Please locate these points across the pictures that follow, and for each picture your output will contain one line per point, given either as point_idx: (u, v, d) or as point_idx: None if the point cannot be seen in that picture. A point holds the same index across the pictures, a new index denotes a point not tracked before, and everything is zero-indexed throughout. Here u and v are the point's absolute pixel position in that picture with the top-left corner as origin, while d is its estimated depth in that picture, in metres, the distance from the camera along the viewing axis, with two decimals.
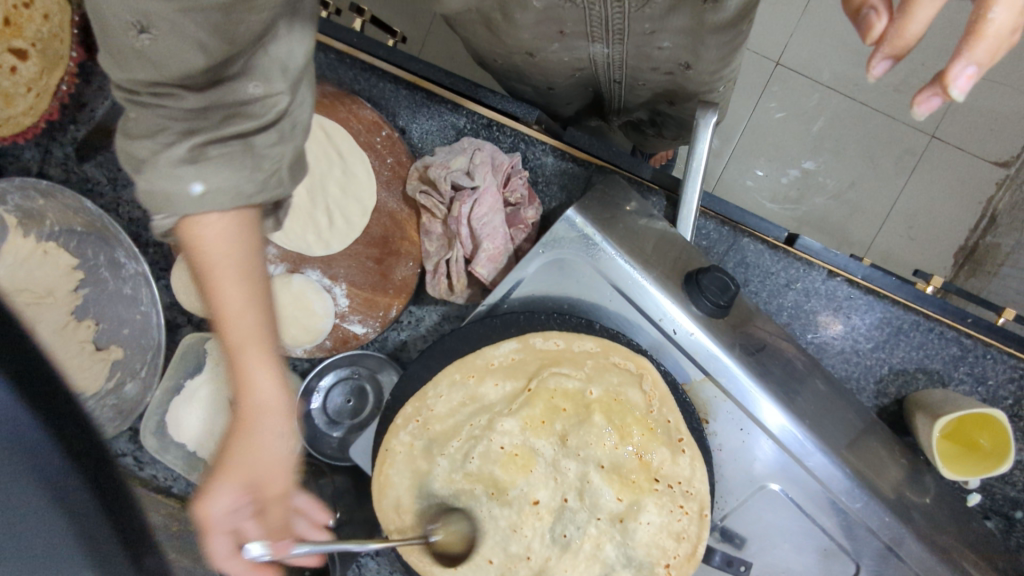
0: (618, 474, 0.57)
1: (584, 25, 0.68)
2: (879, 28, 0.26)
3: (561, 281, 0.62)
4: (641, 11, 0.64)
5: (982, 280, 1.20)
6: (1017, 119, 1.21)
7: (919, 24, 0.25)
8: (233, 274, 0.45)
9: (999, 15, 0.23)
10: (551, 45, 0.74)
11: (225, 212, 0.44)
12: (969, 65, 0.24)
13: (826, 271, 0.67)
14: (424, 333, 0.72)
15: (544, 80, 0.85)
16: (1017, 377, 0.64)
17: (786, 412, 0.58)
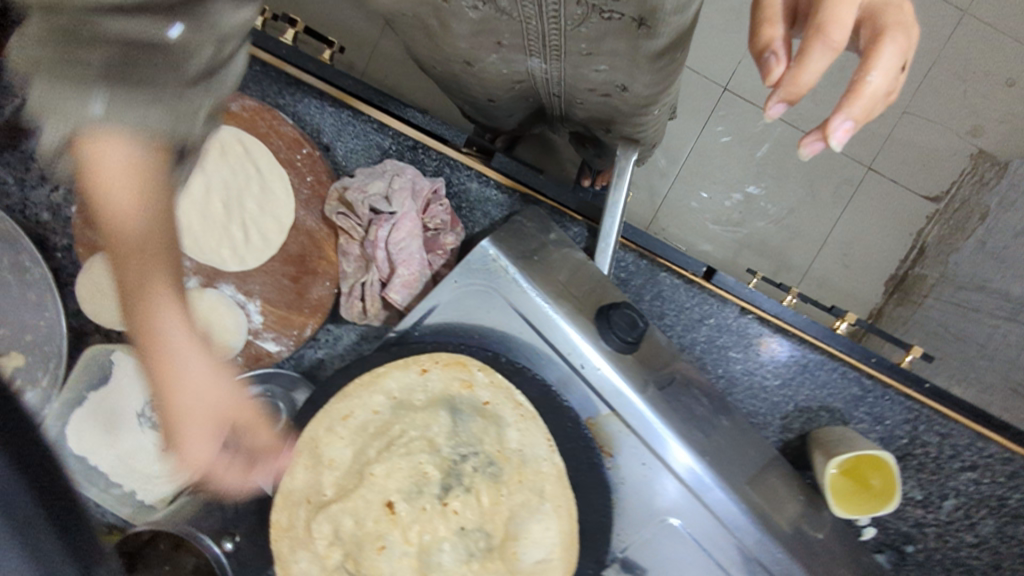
0: (505, 493, 0.56)
1: (521, 38, 0.68)
2: (777, 71, 0.33)
3: (472, 310, 0.61)
4: (576, 31, 0.64)
5: (907, 309, 1.26)
6: (943, 157, 1.27)
7: (810, 75, 0.32)
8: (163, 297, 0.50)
9: (875, 79, 0.32)
10: (490, 57, 0.74)
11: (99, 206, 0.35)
12: (847, 120, 0.32)
13: (739, 308, 0.68)
14: (342, 352, 0.71)
15: (483, 92, 0.85)
16: (912, 418, 0.67)
17: (693, 453, 0.59)
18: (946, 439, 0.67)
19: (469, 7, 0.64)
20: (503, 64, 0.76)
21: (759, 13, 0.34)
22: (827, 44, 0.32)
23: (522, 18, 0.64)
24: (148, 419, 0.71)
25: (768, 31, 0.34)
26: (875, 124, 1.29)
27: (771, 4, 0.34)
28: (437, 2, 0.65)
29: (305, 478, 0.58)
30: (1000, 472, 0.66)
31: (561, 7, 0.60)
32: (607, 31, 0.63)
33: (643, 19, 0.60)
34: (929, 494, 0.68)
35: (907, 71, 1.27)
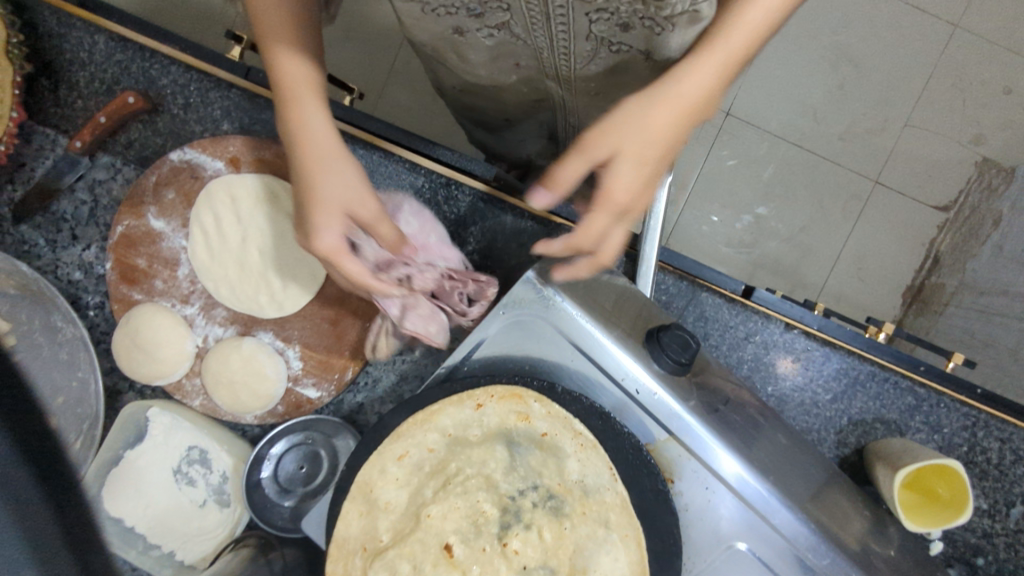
0: (568, 526, 0.54)
1: (537, 61, 0.68)
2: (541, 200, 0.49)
3: (522, 341, 0.60)
4: (586, 65, 0.65)
5: (929, 320, 1.25)
6: (949, 168, 1.29)
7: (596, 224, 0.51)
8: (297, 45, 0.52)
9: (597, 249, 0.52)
10: (508, 79, 0.74)
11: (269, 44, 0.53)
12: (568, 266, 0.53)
13: (784, 323, 0.67)
14: (381, 395, 0.70)
15: (500, 111, 0.85)
16: (970, 424, 0.66)
17: (741, 461, 0.58)
18: (1006, 444, 0.66)
19: (483, 35, 0.63)
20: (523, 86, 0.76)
21: (581, 149, 0.48)
22: (607, 213, 0.50)
23: (535, 45, 0.63)
24: (184, 476, 0.70)
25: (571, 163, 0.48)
26: (879, 139, 1.31)
27: (591, 150, 0.48)
28: (453, 34, 0.65)
29: (358, 526, 0.56)
30: None
31: (572, 39, 0.60)
32: (617, 62, 0.65)
33: (651, 50, 0.60)
34: (995, 502, 0.66)
35: (904, 86, 1.29)
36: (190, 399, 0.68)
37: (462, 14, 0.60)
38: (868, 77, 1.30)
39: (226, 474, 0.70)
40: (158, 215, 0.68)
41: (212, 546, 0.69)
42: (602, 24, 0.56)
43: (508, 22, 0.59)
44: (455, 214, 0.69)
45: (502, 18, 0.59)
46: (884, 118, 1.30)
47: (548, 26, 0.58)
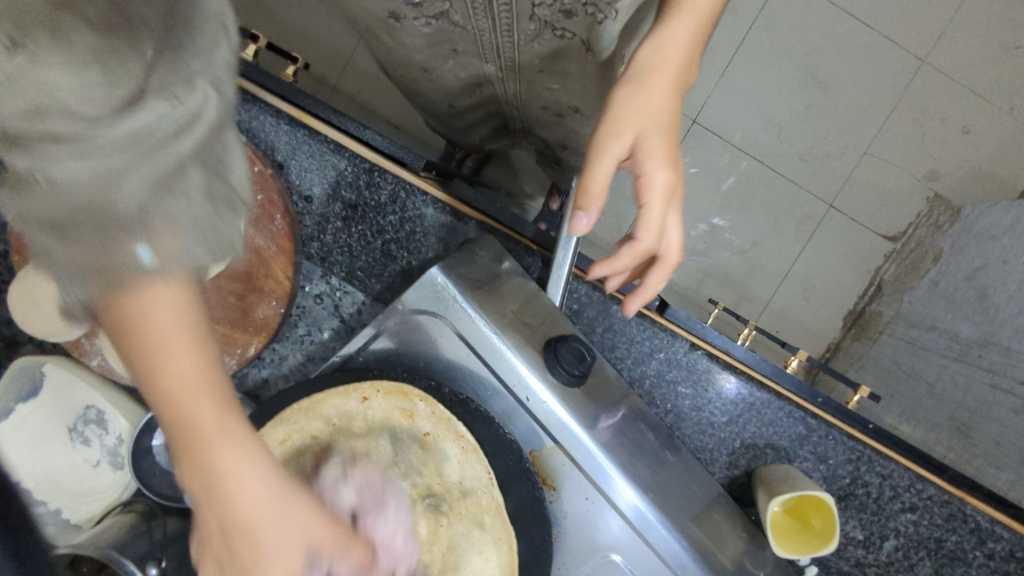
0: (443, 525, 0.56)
1: (476, 47, 0.68)
2: (593, 190, 0.49)
3: (416, 338, 0.62)
4: (529, 46, 0.65)
5: (864, 344, 1.28)
6: (901, 200, 1.30)
7: (596, 184, 0.48)
8: (183, 343, 0.39)
9: (642, 237, 0.49)
10: (445, 64, 0.74)
11: (166, 305, 0.37)
12: (581, 218, 0.49)
13: (689, 343, 0.68)
14: (286, 370, 0.75)
15: (443, 96, 0.85)
16: (854, 458, 0.68)
17: (639, 492, 0.59)
18: (886, 480, 0.68)
19: (421, 23, 0.65)
20: (460, 70, 0.75)
21: (608, 131, 0.48)
22: (660, 201, 0.49)
23: (476, 29, 0.64)
24: (79, 434, 0.69)
25: (603, 143, 0.48)
26: (837, 164, 1.32)
27: (613, 133, 0.48)
28: (389, 18, 0.66)
29: None
30: (939, 514, 0.67)
31: (514, 21, 0.60)
32: (558, 53, 0.65)
33: (590, 42, 0.62)
34: (870, 534, 0.69)
35: (867, 114, 1.30)
36: (88, 357, 0.68)
37: (401, 0, 0.61)
38: (833, 102, 1.31)
39: (122, 436, 0.70)
40: None
41: (101, 507, 0.68)
42: (545, 8, 0.57)
43: (447, 11, 0.62)
44: (377, 201, 0.68)
45: (442, 7, 0.62)
46: (845, 143, 1.31)
47: (490, 10, 0.60)
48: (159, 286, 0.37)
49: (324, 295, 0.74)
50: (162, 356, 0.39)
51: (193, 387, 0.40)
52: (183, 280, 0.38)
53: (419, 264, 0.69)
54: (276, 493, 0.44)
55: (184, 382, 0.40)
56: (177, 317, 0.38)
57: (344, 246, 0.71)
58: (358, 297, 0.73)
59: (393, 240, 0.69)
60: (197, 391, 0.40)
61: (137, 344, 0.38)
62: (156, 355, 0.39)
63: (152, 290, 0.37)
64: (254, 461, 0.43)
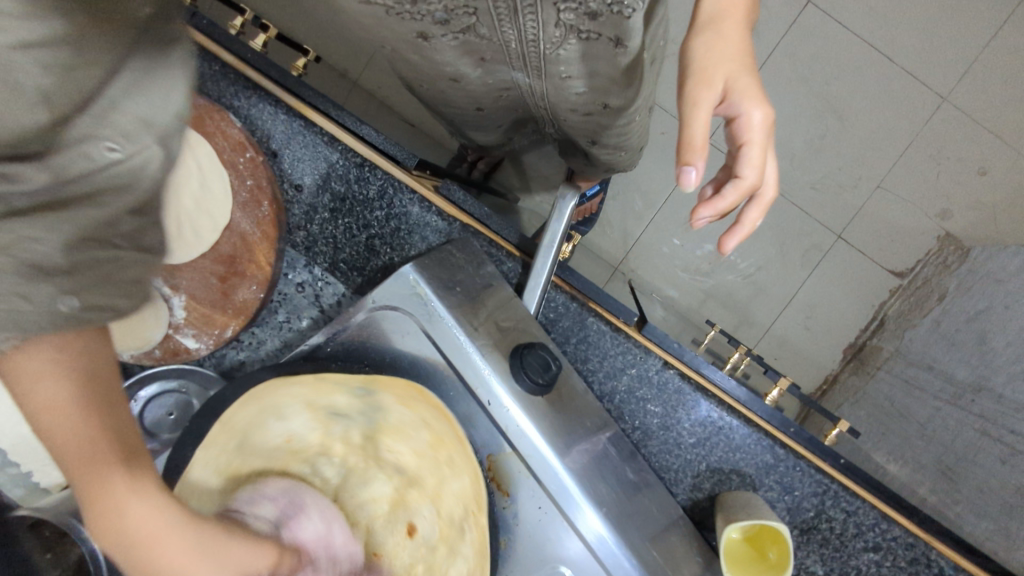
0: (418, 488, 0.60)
1: (503, 56, 0.69)
2: (700, 136, 0.44)
3: (386, 334, 0.64)
4: (556, 52, 0.63)
5: (862, 378, 1.26)
6: (911, 236, 1.27)
7: (699, 131, 0.44)
8: (82, 408, 0.36)
9: (748, 175, 0.47)
10: (472, 70, 0.74)
11: (41, 361, 0.35)
12: (691, 169, 0.43)
13: (662, 361, 0.68)
14: (261, 356, 0.76)
15: (471, 101, 0.85)
16: (820, 492, 0.67)
17: (606, 522, 0.59)
18: (851, 517, 0.66)
19: (448, 39, 0.65)
20: (486, 77, 0.76)
21: (699, 78, 0.45)
22: (762, 147, 0.47)
23: (504, 39, 0.64)
24: None
25: (696, 91, 0.45)
26: (849, 195, 1.30)
27: (707, 81, 0.45)
28: (418, 38, 0.67)
29: None
30: (902, 556, 0.65)
31: (541, 27, 0.60)
32: (587, 52, 0.63)
33: (619, 39, 0.59)
34: (831, 569, 0.68)
35: (883, 146, 1.27)
36: None
37: (429, 20, 0.62)
38: (850, 132, 1.28)
39: None
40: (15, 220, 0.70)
41: None
42: (570, 12, 0.57)
43: (474, 26, 0.62)
44: (365, 196, 0.69)
45: (468, 22, 0.62)
46: (859, 174, 1.29)
47: (517, 21, 0.60)
48: (93, 335, 0.37)
49: (306, 284, 0.76)
50: (57, 445, 0.36)
51: (97, 453, 0.37)
52: (85, 338, 0.37)
53: (402, 260, 0.70)
54: (181, 553, 0.39)
55: (78, 452, 0.37)
56: (69, 392, 0.36)
57: (330, 237, 0.73)
58: (339, 289, 0.75)
59: (378, 235, 0.70)
60: (102, 463, 0.37)
61: (42, 424, 0.36)
62: (46, 426, 0.36)
63: (31, 347, 0.34)
64: (164, 521, 0.39)
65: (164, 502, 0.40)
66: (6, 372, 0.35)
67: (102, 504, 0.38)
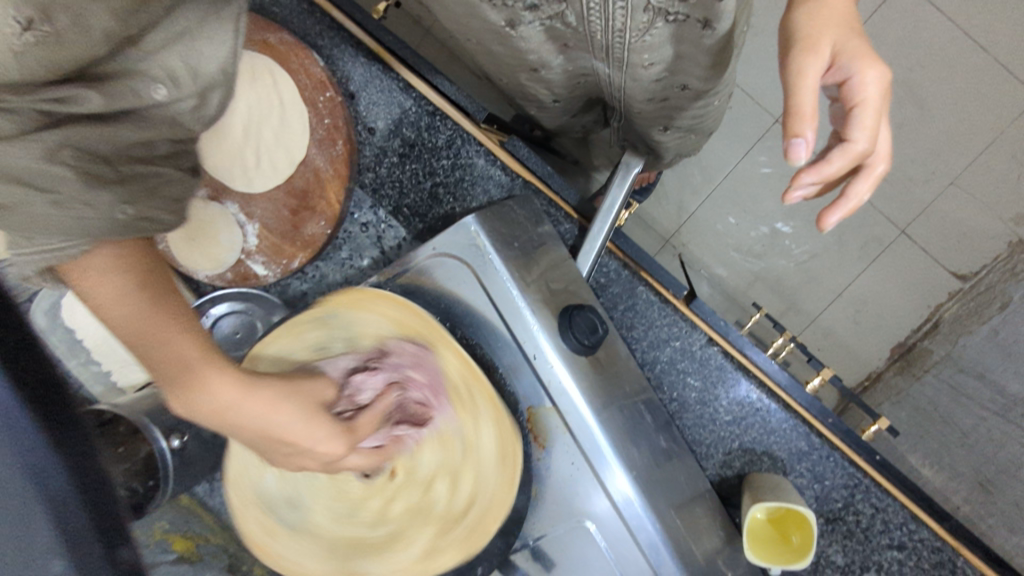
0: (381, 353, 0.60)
1: (586, 45, 0.69)
2: (808, 103, 0.43)
3: (444, 280, 0.65)
4: (641, 41, 0.63)
5: (906, 380, 1.21)
6: (980, 239, 1.20)
7: (808, 99, 0.43)
8: (143, 302, 0.47)
9: (857, 139, 0.45)
10: (555, 58, 0.75)
11: (101, 254, 0.45)
12: (799, 138, 0.43)
13: (707, 337, 0.70)
14: (324, 289, 0.78)
15: (545, 91, 0.87)
16: (851, 485, 0.67)
17: (632, 483, 0.61)
18: (878, 513, 0.67)
19: (535, 25, 0.67)
20: (569, 64, 0.77)
21: (805, 47, 0.45)
22: (873, 113, 0.45)
23: (589, 31, 0.65)
24: None
25: (803, 59, 0.45)
26: (919, 190, 1.23)
27: (815, 48, 0.45)
28: (505, 27, 0.68)
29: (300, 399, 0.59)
30: (926, 558, 0.66)
31: (629, 17, 0.59)
32: (674, 36, 0.62)
33: (707, 22, 0.58)
34: (852, 562, 0.67)
35: (963, 142, 1.19)
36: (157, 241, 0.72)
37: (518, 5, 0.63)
38: (930, 123, 1.20)
39: None
40: (260, 260, 0.72)
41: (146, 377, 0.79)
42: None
43: (562, 12, 0.63)
44: (433, 143, 0.71)
45: (558, 8, 0.63)
46: (933, 169, 1.22)
47: (606, 11, 0.59)
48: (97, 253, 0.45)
49: (370, 224, 0.77)
50: (166, 347, 0.47)
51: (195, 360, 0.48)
52: (135, 246, 0.47)
53: (462, 211, 0.71)
54: (297, 419, 0.51)
55: (124, 329, 0.47)
56: (126, 289, 0.46)
57: (396, 181, 0.74)
58: (400, 233, 0.76)
59: (442, 183, 0.72)
60: (144, 327, 0.47)
61: (98, 308, 0.47)
62: (122, 316, 0.47)
63: (92, 252, 0.44)
64: (263, 399, 0.50)
65: (234, 373, 0.50)
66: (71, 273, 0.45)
67: (196, 394, 0.48)
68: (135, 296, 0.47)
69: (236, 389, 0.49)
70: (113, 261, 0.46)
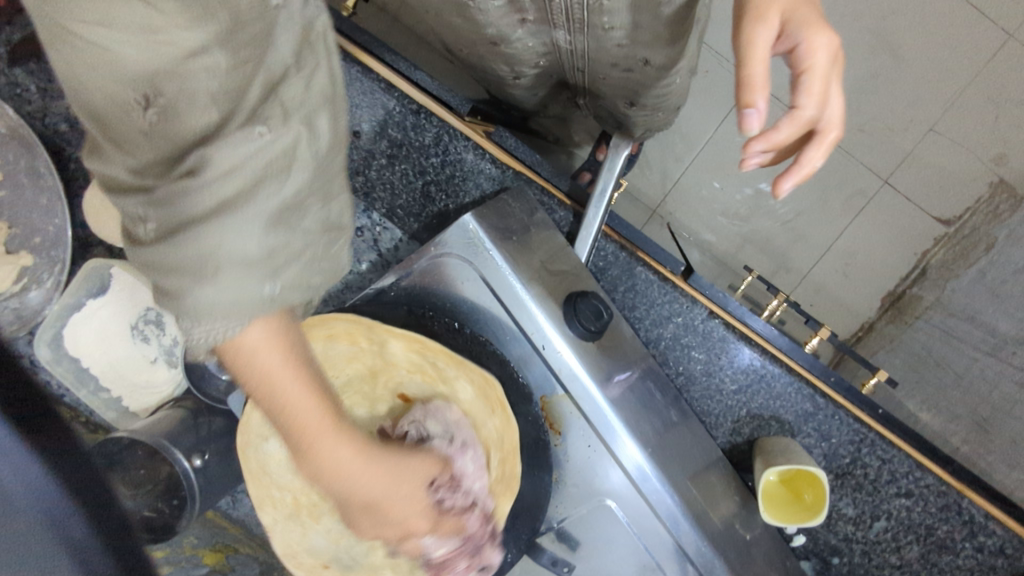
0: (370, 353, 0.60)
1: (545, 14, 0.70)
2: (759, 75, 0.43)
3: (447, 280, 0.66)
4: (598, 2, 0.65)
5: (898, 328, 1.23)
6: (960, 183, 1.21)
7: (760, 71, 0.44)
8: (296, 382, 0.42)
9: (805, 104, 0.46)
10: (515, 31, 0.75)
11: (260, 330, 0.40)
12: (753, 109, 0.43)
13: (707, 311, 0.71)
14: (324, 298, 0.79)
15: (511, 69, 0.86)
16: (857, 440, 0.69)
17: (645, 454, 0.64)
18: (885, 464, 0.69)
19: None
20: (531, 39, 0.77)
21: (751, 13, 0.46)
22: (820, 77, 0.46)
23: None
24: (139, 333, 0.80)
25: (753, 28, 0.45)
26: (898, 139, 1.24)
27: (764, 13, 0.45)
28: None
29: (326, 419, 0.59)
30: (933, 503, 0.68)
31: None
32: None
33: None
34: (862, 512, 0.70)
35: (939, 88, 1.20)
36: None
37: None
38: (906, 71, 1.21)
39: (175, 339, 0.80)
40: None
41: (156, 400, 0.80)
42: None
43: None
44: (420, 142, 0.71)
45: None
46: (911, 117, 1.23)
47: None
48: (257, 326, 0.40)
49: (365, 229, 0.78)
50: (285, 402, 0.42)
51: (317, 417, 0.43)
52: (276, 318, 0.41)
53: (456, 208, 0.72)
54: (406, 493, 0.48)
55: (314, 425, 0.43)
56: (281, 360, 0.41)
57: (387, 182, 0.74)
58: (396, 234, 0.77)
59: (433, 181, 0.72)
60: (313, 426, 0.43)
61: (261, 389, 0.42)
62: (285, 411, 0.42)
63: (249, 326, 0.39)
64: (368, 468, 0.45)
65: (357, 442, 0.45)
66: (224, 349, 0.40)
67: (307, 447, 0.43)
68: (307, 382, 0.43)
69: (353, 449, 0.45)
70: (273, 336, 0.41)
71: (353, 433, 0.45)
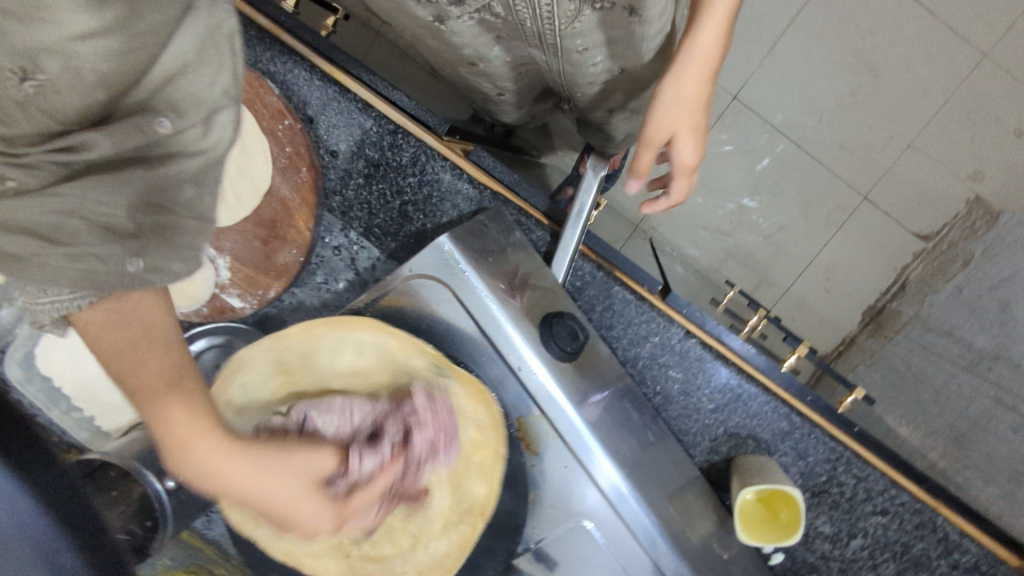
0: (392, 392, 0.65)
1: (518, 35, 0.70)
2: (640, 166, 0.60)
3: (424, 301, 0.68)
4: (571, 27, 0.65)
5: (878, 342, 1.24)
6: (938, 199, 1.23)
7: (643, 164, 0.60)
8: (125, 342, 0.47)
9: (672, 192, 0.61)
10: (492, 50, 0.75)
11: (93, 309, 0.45)
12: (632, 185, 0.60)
13: (685, 330, 0.71)
14: (304, 313, 0.80)
15: (492, 87, 0.88)
16: (834, 458, 0.69)
17: (621, 473, 0.65)
18: (861, 483, 0.69)
19: (465, 19, 0.67)
20: (507, 55, 0.77)
21: (658, 117, 0.57)
22: (684, 178, 0.60)
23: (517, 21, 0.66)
24: None
25: (655, 123, 0.57)
26: (877, 155, 1.25)
27: (664, 120, 0.57)
28: (434, 21, 0.69)
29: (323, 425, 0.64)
30: (909, 521, 0.68)
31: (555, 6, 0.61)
32: (600, 22, 0.64)
33: (632, 9, 0.61)
34: (839, 530, 0.70)
35: (918, 105, 1.22)
36: None
37: None
38: (883, 89, 1.23)
39: None
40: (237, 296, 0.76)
41: (132, 419, 0.80)
42: None
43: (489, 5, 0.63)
44: (398, 162, 0.71)
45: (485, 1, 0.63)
46: (889, 134, 1.24)
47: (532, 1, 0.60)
48: (144, 291, 0.47)
49: (343, 247, 0.78)
50: (136, 384, 0.47)
51: (170, 382, 0.48)
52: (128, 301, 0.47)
53: (433, 228, 0.73)
54: (268, 483, 0.51)
55: (162, 390, 0.48)
56: (110, 327, 0.46)
57: (365, 202, 0.74)
58: (374, 253, 0.78)
59: (410, 201, 0.72)
60: (159, 393, 0.48)
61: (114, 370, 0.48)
62: (143, 397, 0.48)
63: (89, 303, 0.45)
64: (236, 463, 0.50)
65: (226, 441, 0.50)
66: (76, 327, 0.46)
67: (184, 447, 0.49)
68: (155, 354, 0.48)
69: (226, 450, 0.50)
70: (104, 310, 0.46)
71: (223, 436, 0.50)
